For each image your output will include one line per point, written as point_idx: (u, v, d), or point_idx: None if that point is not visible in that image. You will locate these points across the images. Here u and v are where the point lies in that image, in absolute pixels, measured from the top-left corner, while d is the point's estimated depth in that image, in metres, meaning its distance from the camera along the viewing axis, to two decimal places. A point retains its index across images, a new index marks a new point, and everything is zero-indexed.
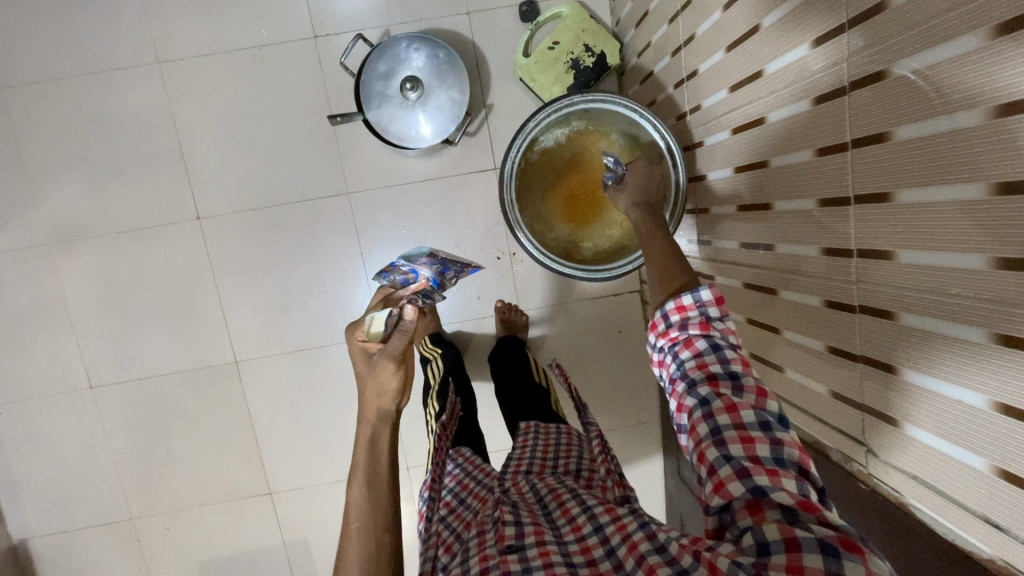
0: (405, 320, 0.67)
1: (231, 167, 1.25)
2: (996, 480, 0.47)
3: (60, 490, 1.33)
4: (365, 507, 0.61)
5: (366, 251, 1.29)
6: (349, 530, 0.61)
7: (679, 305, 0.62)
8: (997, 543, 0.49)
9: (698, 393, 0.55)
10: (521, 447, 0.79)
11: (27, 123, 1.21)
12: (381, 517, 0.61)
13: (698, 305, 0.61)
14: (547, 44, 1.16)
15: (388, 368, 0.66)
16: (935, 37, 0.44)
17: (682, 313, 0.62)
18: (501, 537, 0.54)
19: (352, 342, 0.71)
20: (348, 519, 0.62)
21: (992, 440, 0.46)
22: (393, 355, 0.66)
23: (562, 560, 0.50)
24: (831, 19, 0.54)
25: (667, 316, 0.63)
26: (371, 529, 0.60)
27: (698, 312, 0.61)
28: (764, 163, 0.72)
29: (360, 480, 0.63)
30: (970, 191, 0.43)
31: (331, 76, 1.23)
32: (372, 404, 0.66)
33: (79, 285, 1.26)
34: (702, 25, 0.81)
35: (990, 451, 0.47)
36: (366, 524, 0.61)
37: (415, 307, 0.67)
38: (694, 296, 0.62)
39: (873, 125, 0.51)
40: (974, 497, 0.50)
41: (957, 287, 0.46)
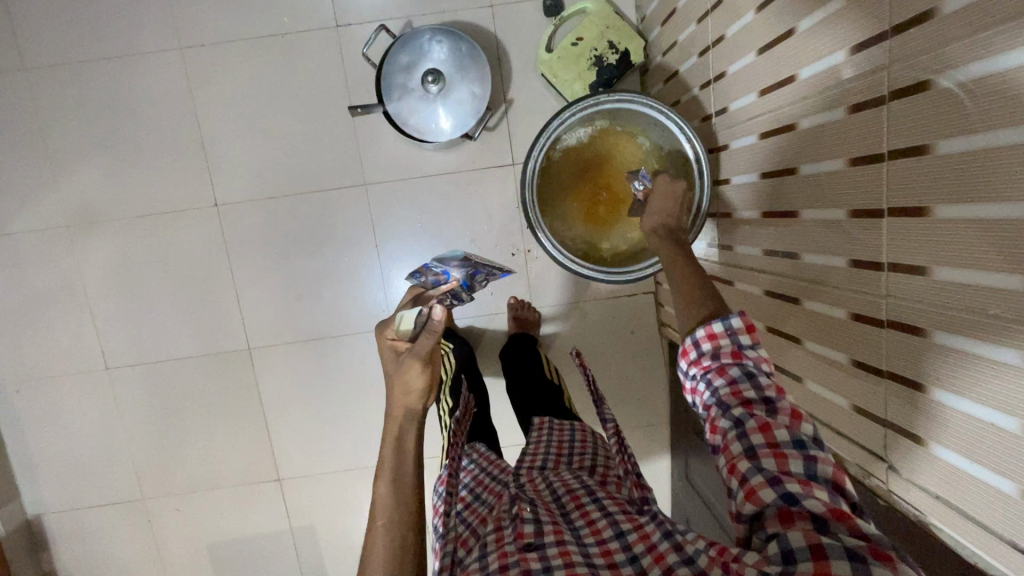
0: (435, 320, 0.66)
1: (250, 155, 1.25)
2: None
3: (74, 468, 1.35)
4: (391, 502, 0.62)
5: (382, 243, 1.30)
6: (373, 526, 0.61)
7: (710, 333, 0.60)
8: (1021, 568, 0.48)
9: (732, 414, 0.54)
10: (534, 442, 0.79)
11: (51, 105, 1.22)
12: (407, 512, 0.62)
13: (729, 333, 0.59)
14: (570, 40, 1.15)
15: (414, 366, 0.66)
16: (986, 49, 0.42)
17: (712, 341, 0.60)
18: (520, 533, 0.54)
19: (380, 341, 0.72)
20: (372, 516, 0.62)
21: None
22: (420, 354, 0.66)
23: (584, 561, 0.51)
24: (873, 26, 0.53)
25: (697, 344, 0.61)
26: (396, 526, 0.60)
27: (729, 340, 0.59)
28: (792, 170, 0.70)
29: (386, 473, 0.63)
30: (1015, 211, 0.42)
31: (351, 66, 1.22)
32: (399, 401, 0.67)
33: (98, 268, 1.28)
34: (732, 26, 0.79)
35: (1020, 476, 0.45)
36: (391, 520, 0.61)
37: (444, 308, 0.66)
38: (724, 324, 0.60)
39: (913, 136, 0.50)
40: (1000, 520, 0.49)
41: (995, 308, 0.45)
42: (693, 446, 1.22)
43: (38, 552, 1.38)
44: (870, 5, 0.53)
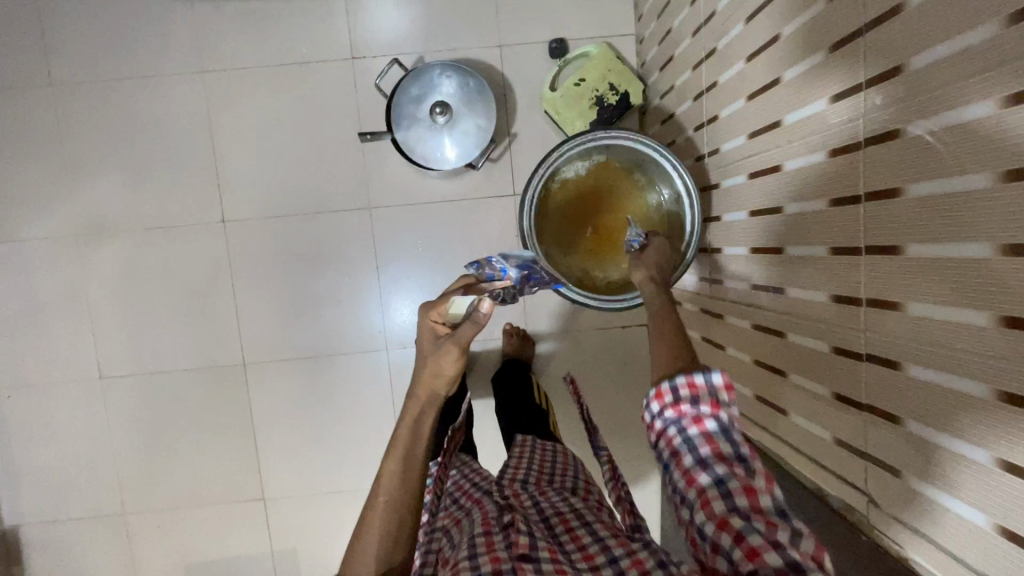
0: (478, 312, 0.68)
1: (260, 175, 1.29)
2: (997, 538, 0.47)
3: (57, 478, 1.33)
4: (394, 484, 0.61)
5: (382, 265, 1.32)
6: (375, 503, 0.60)
7: (691, 381, 0.61)
8: None
9: (714, 471, 0.55)
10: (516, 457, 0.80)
11: (73, 119, 1.27)
12: (407, 498, 0.61)
13: (709, 386, 0.61)
14: (573, 81, 1.21)
15: (450, 352, 0.67)
16: (951, 101, 0.46)
17: (691, 389, 0.61)
18: (513, 542, 0.55)
19: (425, 319, 0.74)
20: (374, 493, 0.61)
21: (995, 498, 0.46)
22: (459, 342, 0.67)
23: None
24: (850, 79, 0.57)
25: (676, 390, 0.62)
26: (397, 507, 0.60)
27: (709, 392, 0.61)
28: (778, 209, 0.74)
29: (398, 452, 0.62)
30: (981, 251, 0.45)
31: (364, 95, 1.28)
32: (428, 384, 0.67)
33: (102, 277, 1.30)
34: (724, 74, 0.85)
35: (991, 508, 0.47)
36: (393, 500, 0.60)
37: (490, 303, 0.67)
38: (707, 376, 0.61)
39: (888, 180, 0.53)
40: (976, 553, 0.49)
41: (963, 343, 0.47)
42: None
43: (11, 564, 1.35)
44: (847, 61, 0.57)
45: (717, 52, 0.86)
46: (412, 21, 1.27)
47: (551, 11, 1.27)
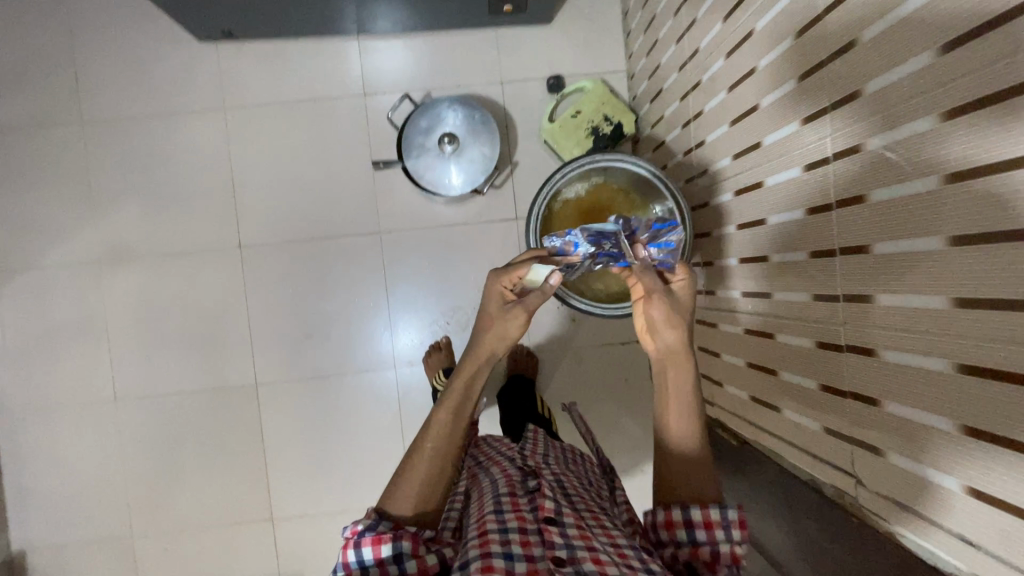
0: (549, 283, 0.74)
1: (276, 203, 1.37)
2: (966, 498, 0.51)
3: (66, 501, 1.34)
4: (443, 435, 0.67)
5: (391, 286, 1.38)
6: (422, 448, 0.66)
7: (708, 520, 0.61)
8: (972, 558, 0.52)
9: None
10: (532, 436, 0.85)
11: (100, 152, 1.35)
12: (451, 450, 0.67)
13: (724, 523, 0.61)
14: (570, 112, 1.31)
15: (518, 317, 0.75)
16: (899, 119, 0.54)
17: (708, 528, 0.61)
18: (540, 506, 0.58)
19: (493, 283, 0.79)
20: (422, 439, 0.67)
21: (960, 461, 0.51)
22: (528, 308, 0.75)
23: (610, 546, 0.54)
24: (817, 103, 0.65)
25: (690, 523, 0.62)
26: (441, 456, 0.66)
27: (725, 533, 0.61)
28: (761, 221, 0.81)
29: (449, 407, 0.69)
30: (934, 244, 0.51)
31: (374, 127, 1.37)
32: (491, 344, 0.74)
33: (121, 301, 1.35)
34: (708, 104, 0.94)
35: (959, 471, 0.51)
36: (439, 449, 0.66)
37: (561, 276, 0.74)
38: (721, 512, 0.61)
39: (854, 188, 0.60)
40: (950, 516, 0.53)
41: (927, 325, 0.53)
42: None
43: None
44: (814, 87, 0.65)
45: (702, 84, 0.95)
46: (421, 60, 1.37)
47: (548, 51, 1.38)
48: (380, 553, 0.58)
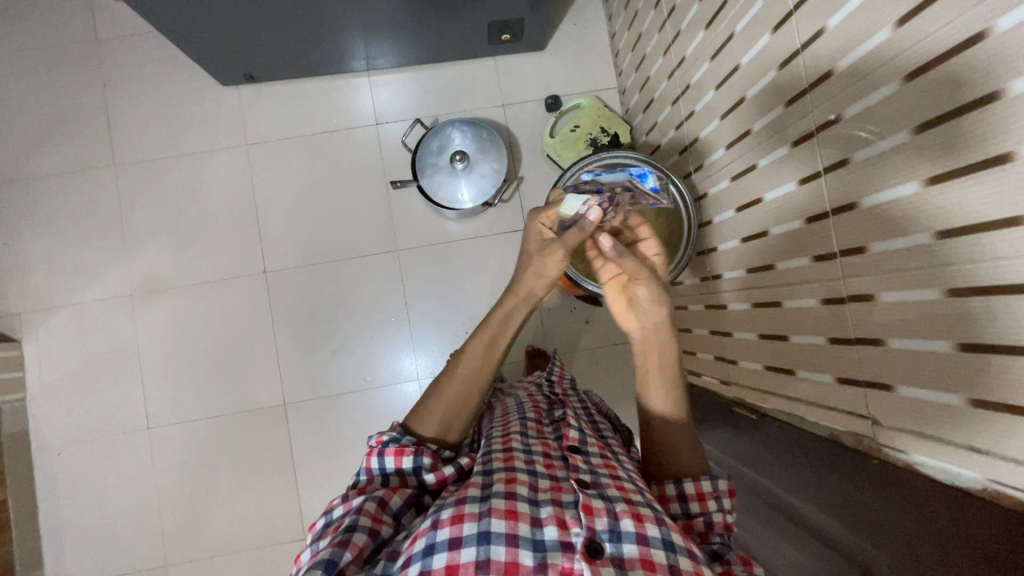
0: (587, 220, 0.82)
1: (298, 229, 1.44)
2: (968, 411, 0.55)
3: (103, 533, 1.36)
4: (476, 363, 0.75)
5: (410, 301, 1.45)
6: (455, 373, 0.74)
7: (700, 493, 0.70)
8: (981, 466, 0.56)
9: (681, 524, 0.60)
10: (558, 372, 0.96)
11: (131, 192, 1.43)
12: (482, 378, 0.75)
13: (716, 495, 0.70)
14: (569, 127, 1.41)
15: (557, 254, 0.83)
16: (868, 88, 0.61)
17: (701, 501, 0.70)
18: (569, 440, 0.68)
19: (534, 222, 0.89)
20: (455, 364, 0.75)
21: (960, 377, 0.55)
22: (567, 244, 0.83)
23: (627, 477, 0.64)
24: (795, 86, 0.73)
25: (684, 497, 0.71)
26: (471, 383, 0.74)
27: (716, 505, 0.69)
28: (757, 200, 0.88)
29: (485, 338, 0.77)
30: (910, 188, 0.57)
31: (387, 154, 1.46)
32: (530, 282, 0.83)
33: (153, 331, 1.41)
34: (698, 104, 1.03)
35: (960, 387, 0.56)
36: (469, 376, 0.74)
37: (599, 211, 0.82)
38: (713, 486, 0.70)
39: (837, 154, 0.67)
40: (959, 431, 0.57)
41: (915, 262, 0.58)
42: None
43: None
44: (790, 74, 0.73)
45: (691, 87, 1.04)
46: (427, 90, 1.48)
47: (543, 75, 1.49)
48: (402, 464, 0.65)
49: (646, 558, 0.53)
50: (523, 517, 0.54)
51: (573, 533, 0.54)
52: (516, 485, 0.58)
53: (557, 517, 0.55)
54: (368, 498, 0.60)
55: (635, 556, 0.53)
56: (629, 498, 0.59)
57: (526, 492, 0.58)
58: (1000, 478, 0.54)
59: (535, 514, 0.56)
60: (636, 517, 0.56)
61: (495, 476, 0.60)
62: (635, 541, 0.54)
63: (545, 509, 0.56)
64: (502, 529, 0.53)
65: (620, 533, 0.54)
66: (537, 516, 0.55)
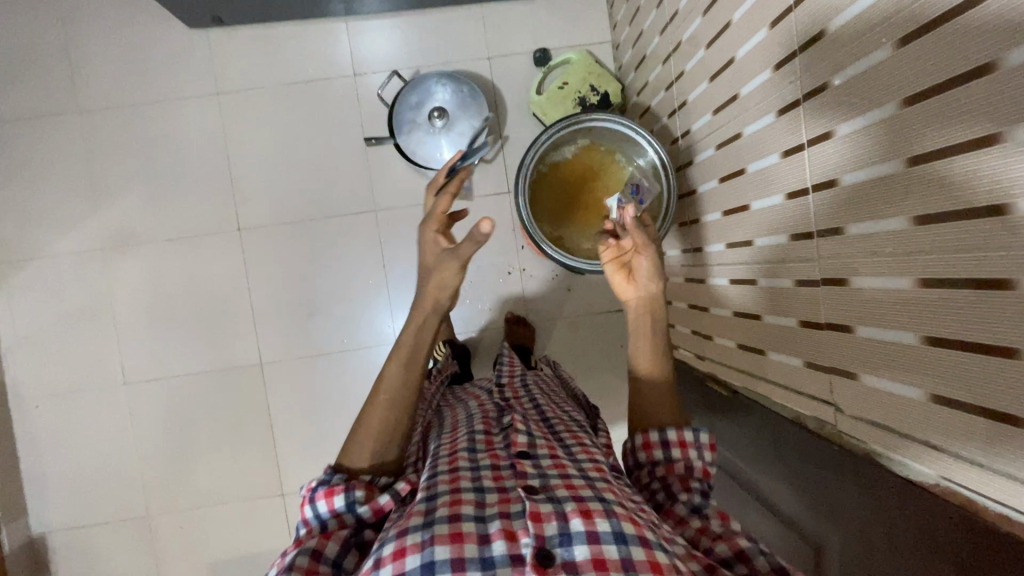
0: (479, 231, 0.60)
1: (274, 185, 1.39)
2: (928, 405, 0.53)
3: (84, 482, 1.39)
4: (397, 384, 0.67)
5: (388, 263, 1.41)
6: (376, 400, 0.67)
7: (682, 440, 0.70)
8: (936, 463, 0.55)
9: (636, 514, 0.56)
10: (508, 373, 0.93)
11: (98, 141, 1.37)
12: (406, 400, 0.67)
13: (696, 444, 0.70)
14: (557, 84, 1.33)
15: (451, 267, 0.68)
16: (858, 54, 0.55)
17: (683, 448, 0.70)
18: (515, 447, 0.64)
19: (426, 233, 0.71)
20: (376, 389, 0.68)
21: (923, 371, 0.53)
22: (462, 257, 0.67)
23: (580, 474, 0.59)
24: (785, 48, 0.67)
25: (667, 443, 0.70)
26: (397, 405, 0.67)
27: (696, 452, 0.70)
28: (741, 171, 0.83)
29: (402, 357, 0.68)
30: (892, 167, 0.53)
31: (366, 108, 1.39)
32: (432, 297, 0.69)
33: (126, 287, 1.38)
34: (689, 63, 0.96)
35: (922, 381, 0.53)
36: (394, 400, 0.67)
37: (490, 220, 0.59)
38: (695, 435, 0.70)
39: (821, 125, 0.62)
40: (917, 426, 0.55)
41: (890, 247, 0.54)
42: None
43: (37, 571, 1.38)
44: (782, 32, 0.67)
45: (682, 44, 0.97)
46: (409, 38, 1.39)
47: (533, 25, 1.40)
48: (335, 504, 0.60)
49: (599, 557, 0.48)
50: (467, 538, 0.50)
51: (521, 544, 0.49)
52: (459, 507, 0.53)
53: (503, 530, 0.50)
54: (301, 552, 0.56)
55: (587, 558, 0.48)
56: (579, 497, 0.54)
57: (471, 511, 0.53)
58: (954, 477, 0.53)
59: (481, 532, 0.51)
60: (585, 514, 0.51)
61: (437, 501, 0.55)
62: (585, 540, 0.49)
63: (491, 523, 0.52)
64: (446, 556, 0.48)
65: (570, 535, 0.50)
66: (483, 532, 0.51)
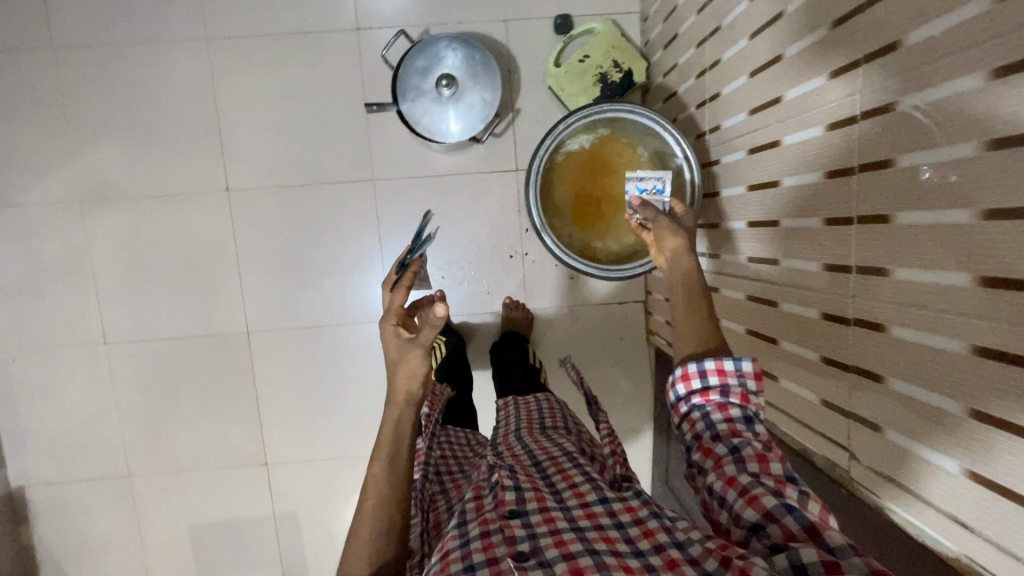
0: (435, 316, 0.60)
1: (266, 146, 1.30)
2: (963, 481, 0.51)
3: (64, 441, 1.36)
4: (384, 480, 0.63)
5: (384, 238, 1.34)
6: (365, 505, 0.62)
7: (720, 368, 0.64)
8: (961, 540, 0.52)
9: (638, 548, 0.52)
10: (505, 418, 0.87)
11: (75, 83, 1.26)
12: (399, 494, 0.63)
13: (738, 373, 0.63)
14: (577, 57, 1.22)
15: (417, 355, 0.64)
16: (937, 77, 0.49)
17: (722, 376, 0.64)
18: (501, 502, 0.59)
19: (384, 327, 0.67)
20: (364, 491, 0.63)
21: (963, 446, 0.50)
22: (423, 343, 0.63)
23: (569, 526, 0.55)
24: (847, 55, 0.59)
25: (703, 374, 0.64)
26: (386, 507, 0.62)
27: (737, 380, 0.64)
28: (776, 182, 0.76)
29: (383, 454, 0.64)
30: (960, 216, 0.48)
31: (369, 66, 1.28)
32: (403, 387, 0.65)
33: (106, 244, 1.31)
34: (726, 52, 0.87)
35: (960, 454, 0.50)
36: (382, 500, 0.62)
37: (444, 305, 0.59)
38: (736, 364, 0.63)
39: (879, 152, 0.56)
40: (945, 498, 0.53)
41: (942, 304, 0.50)
42: (676, 452, 1.26)
43: (16, 525, 1.37)
44: (846, 35, 0.59)
45: (721, 29, 0.87)
46: None
47: None
48: None
49: None
50: None
51: None
52: None
53: None
54: None
55: None
56: (569, 557, 0.50)
57: None
58: (978, 558, 0.51)
59: None
60: None
61: None
62: None
63: None
64: None
65: None
66: None
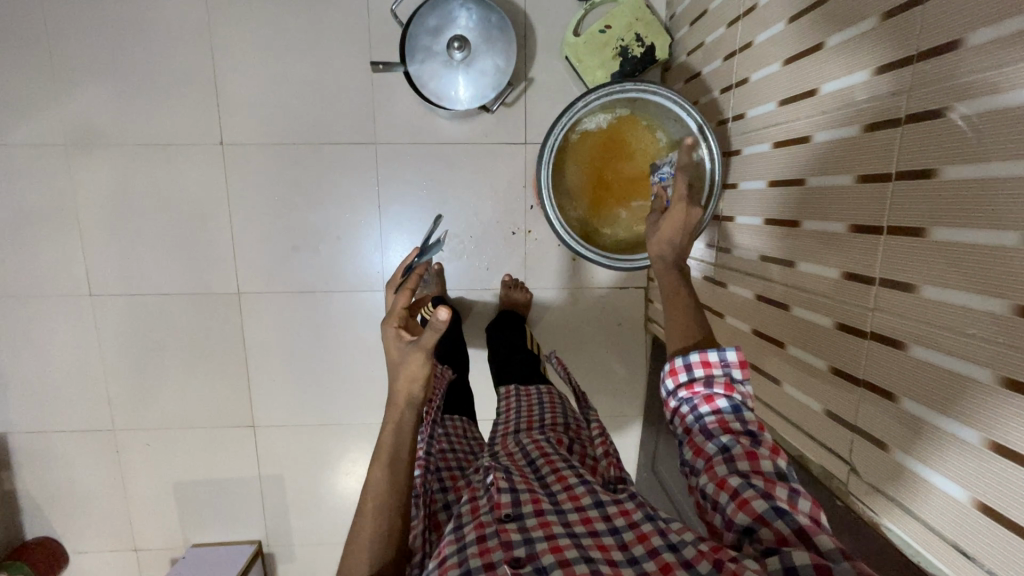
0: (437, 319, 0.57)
1: (262, 99, 1.23)
2: (971, 511, 0.50)
3: (47, 391, 1.34)
4: (385, 485, 0.61)
5: (384, 205, 1.29)
6: (365, 509, 0.60)
7: (705, 360, 0.63)
8: (960, 567, 0.53)
9: (633, 555, 0.51)
10: (506, 411, 0.85)
11: (58, 16, 1.18)
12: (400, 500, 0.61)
13: (723, 364, 0.62)
14: (598, 26, 1.15)
15: (417, 359, 0.62)
16: (1002, 84, 0.46)
17: (706, 368, 0.63)
18: (497, 504, 0.58)
19: (385, 328, 0.65)
20: (363, 497, 0.61)
21: (976, 476, 0.49)
22: (425, 346, 0.61)
23: (565, 530, 0.54)
24: (900, 51, 0.55)
25: (689, 367, 0.64)
26: (388, 512, 0.60)
27: (722, 372, 0.62)
28: (799, 181, 0.73)
29: (384, 458, 0.62)
30: (1008, 239, 0.45)
31: (376, 21, 1.21)
32: (403, 391, 0.63)
33: (93, 192, 1.25)
34: (759, 35, 0.81)
35: (972, 485, 0.50)
36: (384, 503, 0.60)
37: (446, 308, 0.56)
38: (720, 355, 0.62)
39: (922, 162, 0.53)
40: (949, 524, 0.53)
41: (974, 328, 0.48)
42: (665, 441, 1.27)
43: None
44: (902, 29, 0.55)
45: (756, 10, 0.82)
46: None
47: None
48: None
49: None
50: None
51: None
52: None
53: None
54: None
55: None
56: (565, 564, 0.49)
57: None
58: None
59: None
60: None
61: None
62: None
63: None
64: None
65: None
66: None
